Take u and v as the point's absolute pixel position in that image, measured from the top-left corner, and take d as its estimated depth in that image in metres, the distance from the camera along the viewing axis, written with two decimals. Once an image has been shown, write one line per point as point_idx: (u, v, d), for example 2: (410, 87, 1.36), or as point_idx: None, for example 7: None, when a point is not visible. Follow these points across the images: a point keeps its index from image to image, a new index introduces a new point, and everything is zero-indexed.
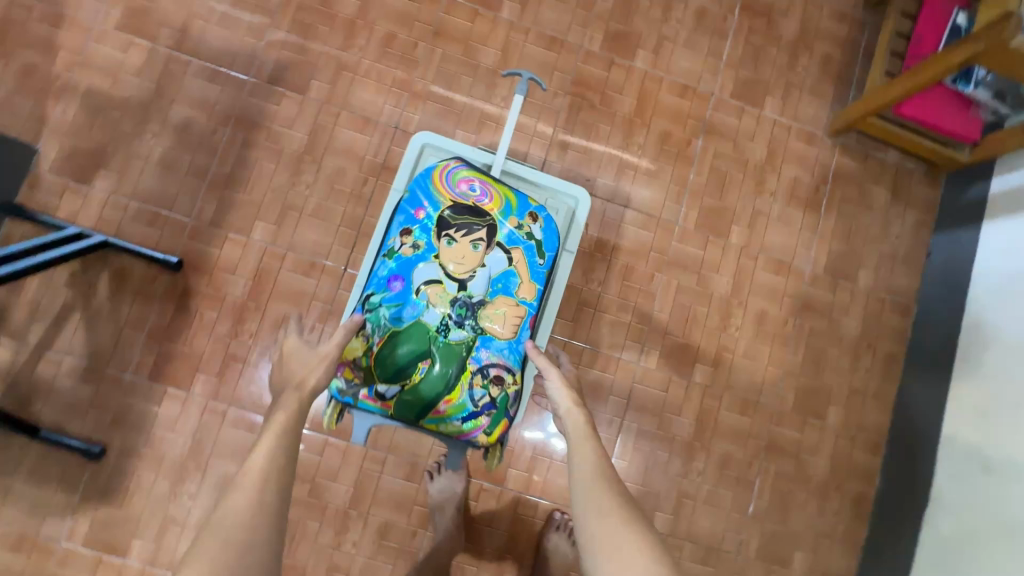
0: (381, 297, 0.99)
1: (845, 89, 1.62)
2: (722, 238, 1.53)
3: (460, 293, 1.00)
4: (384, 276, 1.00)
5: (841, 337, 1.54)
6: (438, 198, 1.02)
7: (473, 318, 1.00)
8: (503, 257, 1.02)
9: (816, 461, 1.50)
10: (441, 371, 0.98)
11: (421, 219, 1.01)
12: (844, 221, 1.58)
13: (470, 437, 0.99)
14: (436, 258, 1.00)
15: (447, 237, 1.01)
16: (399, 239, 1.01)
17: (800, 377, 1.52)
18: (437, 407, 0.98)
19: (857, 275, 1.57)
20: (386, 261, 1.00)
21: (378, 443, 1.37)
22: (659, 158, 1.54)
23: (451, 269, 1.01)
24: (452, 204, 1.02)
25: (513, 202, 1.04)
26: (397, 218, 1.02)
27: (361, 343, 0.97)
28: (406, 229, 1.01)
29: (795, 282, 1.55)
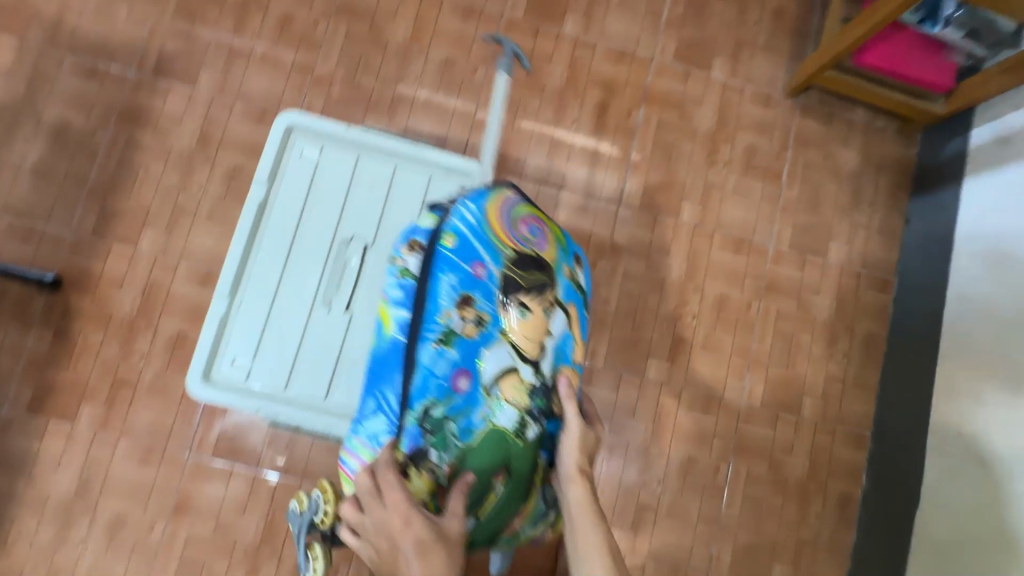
0: (444, 404, 0.79)
1: (802, 44, 1.45)
2: (670, 217, 1.37)
3: (536, 377, 0.83)
4: (445, 373, 0.80)
5: (813, 319, 1.38)
6: (499, 253, 0.85)
7: (554, 406, 0.84)
8: (566, 316, 0.88)
9: (792, 461, 1.33)
10: (517, 485, 0.81)
11: (482, 282, 0.83)
12: (809, 190, 1.42)
13: (539, 537, 0.88)
14: (504, 335, 0.83)
15: (518, 306, 0.84)
16: (454, 315, 0.81)
17: (769, 367, 1.35)
18: (513, 524, 0.83)
19: (827, 249, 1.40)
20: (445, 351, 0.80)
21: (291, 468, 1.22)
22: (596, 133, 1.38)
23: (521, 348, 0.83)
24: (516, 257, 0.85)
25: (563, 245, 0.92)
26: (445, 284, 0.81)
27: (426, 482, 0.76)
28: (460, 300, 0.81)
29: (758, 261, 1.38)
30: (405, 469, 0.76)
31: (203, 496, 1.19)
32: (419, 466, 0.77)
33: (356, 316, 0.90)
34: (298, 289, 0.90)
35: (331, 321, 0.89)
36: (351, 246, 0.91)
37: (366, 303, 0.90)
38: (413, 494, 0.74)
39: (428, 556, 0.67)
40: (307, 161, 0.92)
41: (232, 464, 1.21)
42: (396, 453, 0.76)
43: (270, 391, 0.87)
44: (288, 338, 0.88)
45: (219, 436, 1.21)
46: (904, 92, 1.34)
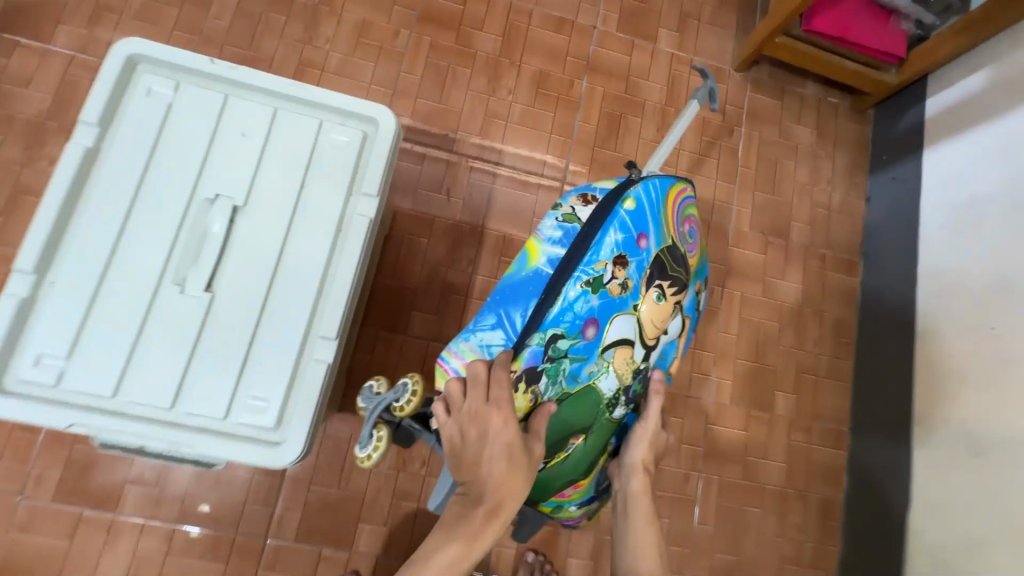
0: (569, 342, 0.73)
1: (749, 17, 1.38)
2: None
3: (641, 361, 0.79)
4: (582, 314, 0.73)
5: (779, 305, 1.25)
6: (662, 235, 0.79)
7: (641, 398, 0.80)
8: (682, 324, 0.83)
9: (768, 465, 1.17)
10: (589, 455, 0.77)
11: (641, 253, 0.76)
12: (766, 167, 1.31)
13: (569, 521, 0.84)
14: (637, 310, 0.76)
15: (657, 289, 0.78)
16: (609, 269, 0.74)
17: (736, 359, 1.21)
18: (565, 491, 0.79)
19: (789, 230, 1.30)
20: (590, 296, 0.73)
21: (163, 508, 0.96)
22: (536, 104, 1.23)
23: (644, 330, 0.78)
24: (674, 248, 0.80)
25: (702, 263, 0.88)
26: (615, 240, 0.74)
27: (528, 400, 0.70)
28: (621, 258, 0.75)
29: (718, 243, 1.25)
30: (518, 381, 0.70)
31: (40, 553, 0.92)
32: (528, 385, 0.70)
33: (217, 297, 0.69)
34: (137, 262, 0.68)
35: (182, 304, 0.68)
36: (213, 208, 0.71)
37: (232, 280, 0.70)
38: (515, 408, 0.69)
39: (515, 469, 0.60)
40: (153, 99, 0.72)
41: (82, 508, 0.94)
42: (515, 362, 0.70)
43: (87, 399, 0.64)
44: (120, 326, 0.66)
45: (65, 472, 0.95)
46: (858, 60, 1.25)
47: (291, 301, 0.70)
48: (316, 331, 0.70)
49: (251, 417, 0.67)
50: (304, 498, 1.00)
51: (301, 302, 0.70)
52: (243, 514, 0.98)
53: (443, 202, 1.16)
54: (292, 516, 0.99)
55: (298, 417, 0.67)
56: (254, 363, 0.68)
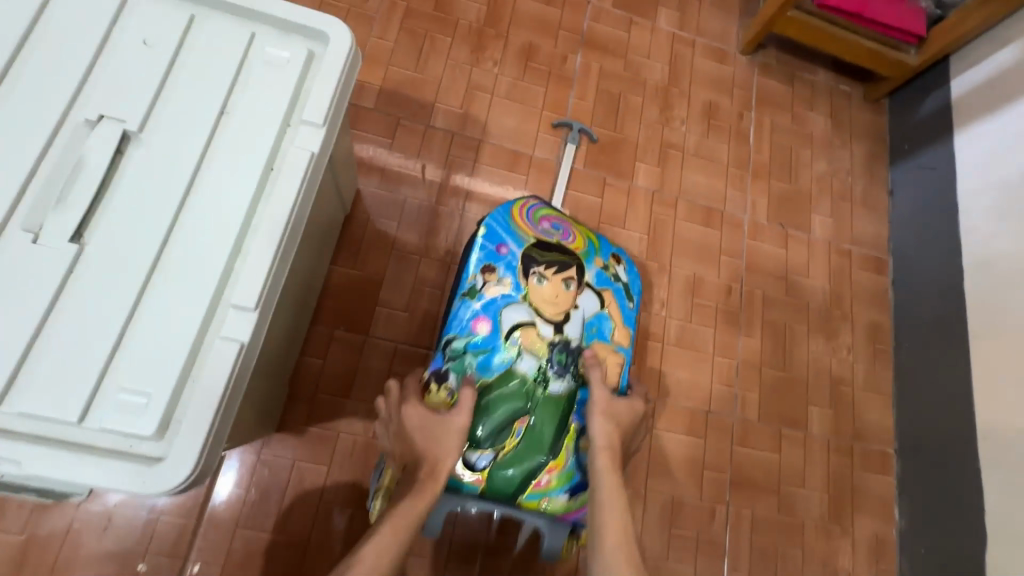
0: (464, 341, 0.69)
1: (752, 1, 1.28)
2: (624, 180, 1.07)
3: (556, 336, 0.71)
4: (466, 317, 0.70)
5: (805, 307, 1.09)
6: (519, 234, 0.75)
7: (575, 367, 0.70)
8: (592, 298, 0.74)
9: (807, 495, 0.98)
10: (545, 430, 0.68)
11: (504, 257, 0.73)
12: (780, 155, 1.18)
13: (580, 518, 0.69)
14: (525, 299, 0.71)
15: (537, 274, 0.72)
16: (478, 276, 0.71)
17: (761, 369, 1.03)
18: (538, 477, 0.67)
19: (809, 223, 1.15)
20: (469, 302, 0.70)
21: (30, 564, 0.72)
22: (525, 79, 1.09)
23: (543, 313, 0.71)
24: (539, 240, 0.75)
25: (596, 241, 0.79)
26: (473, 255, 0.73)
27: (444, 398, 0.67)
28: (487, 267, 0.72)
29: (733, 235, 1.10)
30: (426, 387, 0.67)
31: None
32: (438, 386, 0.67)
33: (88, 251, 0.49)
34: None
35: (35, 259, 0.48)
36: (94, 132, 0.52)
37: (112, 229, 0.50)
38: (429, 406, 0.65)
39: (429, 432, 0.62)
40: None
41: None
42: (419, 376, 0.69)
43: None
44: None
45: None
46: (875, 39, 1.15)
47: (195, 257, 0.51)
48: (228, 300, 0.50)
49: (120, 420, 0.45)
50: (227, 547, 0.76)
51: (208, 259, 0.51)
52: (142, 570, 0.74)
53: (417, 181, 0.98)
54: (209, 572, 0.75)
55: (191, 419, 0.46)
56: (133, 342, 0.48)
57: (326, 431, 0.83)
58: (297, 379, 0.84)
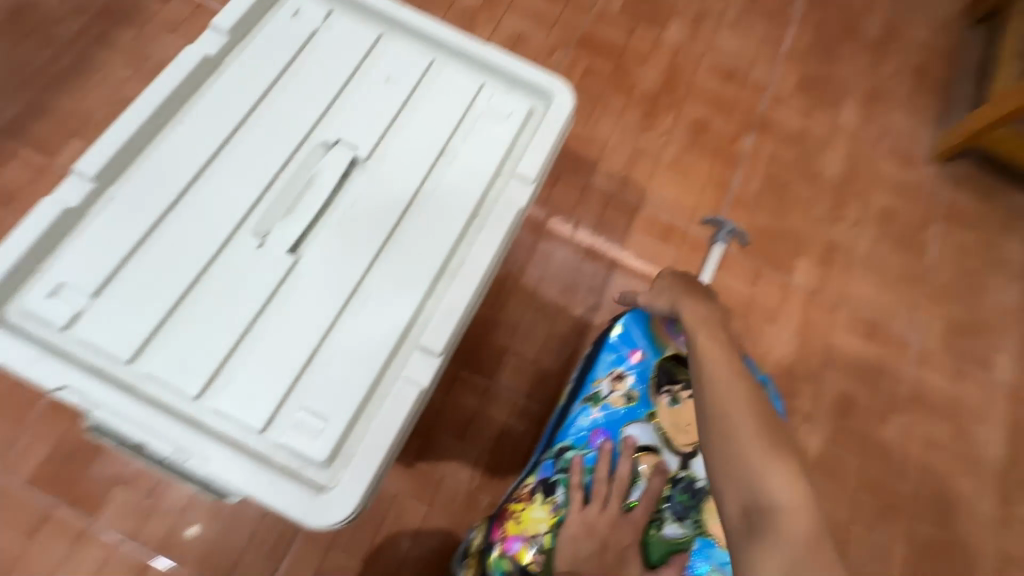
0: (579, 453, 0.63)
1: (949, 108, 1.18)
2: (780, 274, 1.00)
3: (681, 470, 0.64)
4: (584, 426, 0.65)
5: (975, 460, 0.93)
6: (659, 342, 0.68)
7: (697, 512, 0.63)
8: None
9: None
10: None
11: (637, 365, 0.67)
12: (963, 280, 1.05)
13: None
14: (653, 419, 0.66)
15: (670, 393, 0.66)
16: (606, 382, 0.67)
17: (913, 522, 0.88)
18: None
19: (991, 362, 1.00)
20: (590, 409, 0.65)
21: (147, 531, 0.75)
22: (691, 152, 1.06)
23: (672, 439, 0.65)
24: (679, 351, 0.68)
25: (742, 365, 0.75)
26: (604, 356, 0.68)
27: (548, 513, 0.61)
28: (617, 373, 0.67)
29: (896, 358, 0.97)
30: (531, 494, 0.62)
31: None
32: (544, 497, 0.61)
33: (301, 264, 0.51)
34: (219, 199, 0.52)
35: (259, 264, 0.50)
36: (329, 155, 0.55)
37: (325, 248, 0.52)
38: (527, 522, 0.60)
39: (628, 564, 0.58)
40: (299, 24, 0.59)
41: (56, 503, 0.74)
42: (526, 478, 0.64)
43: (100, 361, 0.46)
44: (172, 276, 0.49)
45: (51, 454, 0.76)
46: None
47: (392, 290, 0.51)
48: (414, 339, 0.50)
49: (297, 440, 0.45)
50: (317, 564, 0.76)
51: (405, 295, 0.51)
52: (238, 564, 0.75)
53: (568, 237, 0.97)
54: None
55: (361, 456, 0.45)
56: (323, 363, 0.48)
57: (433, 471, 0.81)
58: None
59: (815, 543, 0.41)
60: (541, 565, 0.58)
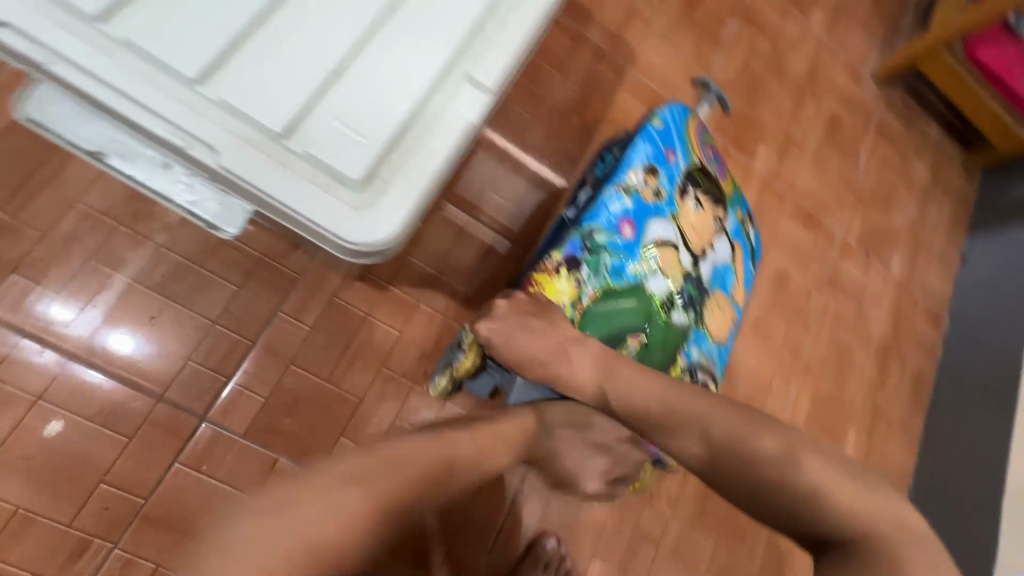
0: (607, 237, 0.64)
1: (894, 36, 1.28)
2: (745, 157, 1.05)
3: (691, 268, 0.68)
4: (615, 212, 0.65)
5: (868, 336, 1.10)
6: (689, 150, 0.71)
7: (699, 307, 0.68)
8: (727, 248, 0.72)
9: None
10: (654, 356, 0.64)
11: (669, 164, 0.69)
12: (882, 188, 1.19)
13: None
14: (675, 218, 0.68)
15: (693, 198, 0.70)
16: (640, 174, 0.67)
17: (819, 380, 1.03)
18: None
19: (890, 260, 1.16)
20: (622, 197, 0.65)
21: (58, 331, 0.62)
22: (681, 24, 1.05)
23: (688, 237, 0.68)
24: (702, 165, 0.72)
25: (741, 194, 0.78)
26: (643, 146, 0.67)
27: (571, 286, 0.62)
28: (650, 168, 0.67)
29: (824, 246, 1.09)
30: (557, 268, 0.62)
31: None
32: (571, 271, 0.62)
33: None
34: None
35: None
36: None
37: None
38: (552, 292, 0.61)
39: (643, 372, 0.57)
40: None
41: None
42: (554, 251, 0.63)
43: (50, 9, 0.34)
44: None
45: None
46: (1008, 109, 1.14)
47: (439, 11, 0.43)
48: (462, 74, 0.43)
49: (329, 151, 0.38)
50: (278, 380, 0.69)
51: (455, 19, 0.43)
52: (182, 374, 0.66)
53: (558, 82, 0.92)
54: (251, 401, 0.68)
55: (406, 180, 0.40)
56: (356, 74, 0.40)
57: (407, 296, 0.77)
58: None
59: (866, 532, 0.47)
60: None
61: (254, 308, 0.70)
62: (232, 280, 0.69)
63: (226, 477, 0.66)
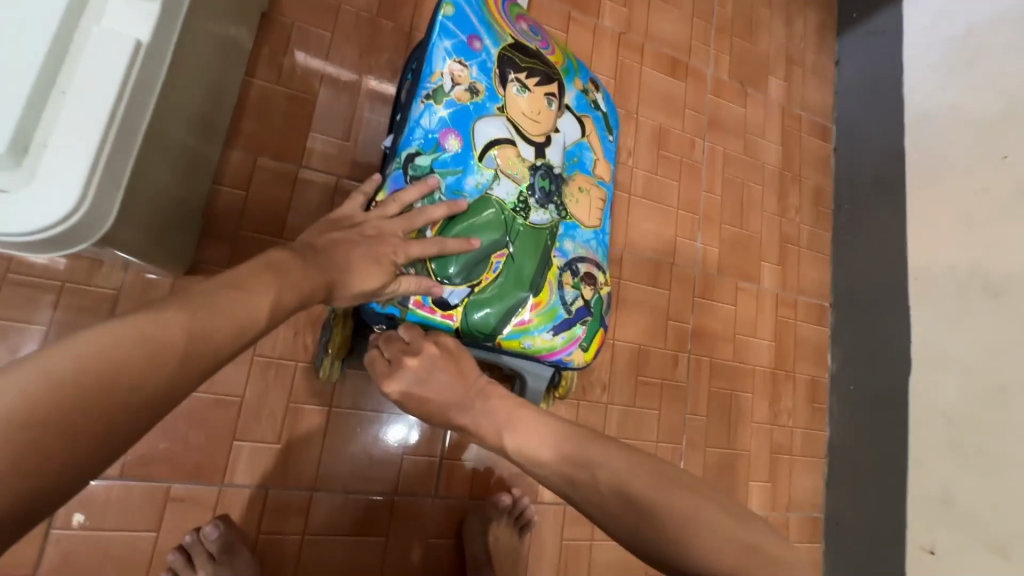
0: (431, 157, 0.56)
1: None
2: (589, 15, 0.96)
3: (538, 160, 0.60)
4: (431, 126, 0.57)
5: (760, 167, 1.08)
6: (495, 29, 0.60)
7: (559, 200, 0.61)
8: (575, 124, 0.64)
9: (758, 345, 1.02)
10: (525, 266, 0.58)
11: (477, 54, 0.59)
12: (742, 10, 1.13)
13: (562, 359, 0.60)
14: (502, 111, 0.59)
15: (516, 82, 0.60)
16: (445, 75, 0.57)
17: (722, 226, 1.02)
18: (519, 314, 0.57)
19: (767, 85, 1.13)
20: (434, 107, 0.57)
21: None
22: None
23: (524, 129, 0.60)
24: (517, 41, 0.62)
25: (577, 60, 0.68)
26: (440, 44, 0.58)
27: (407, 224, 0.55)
28: (456, 64, 0.58)
29: (696, 89, 1.04)
30: None
31: None
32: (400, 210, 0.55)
33: None
34: None
35: None
36: None
37: None
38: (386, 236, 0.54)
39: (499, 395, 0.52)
40: None
41: None
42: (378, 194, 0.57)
43: None
44: None
45: None
46: None
47: None
48: None
49: None
50: None
51: None
52: None
53: None
54: None
55: (72, 131, 0.31)
56: None
57: None
58: (213, 211, 0.69)
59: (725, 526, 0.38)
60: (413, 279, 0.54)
61: None
62: (40, 318, 0.61)
63: (121, 521, 0.61)
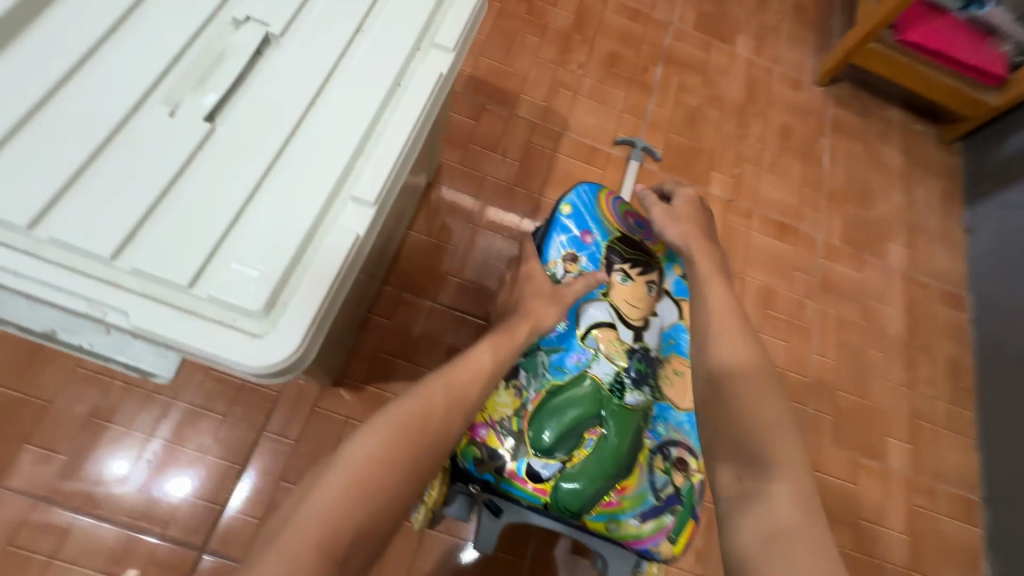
0: None
1: (828, 38, 1.31)
2: (699, 186, 1.07)
3: (635, 342, 0.66)
4: None
5: (881, 334, 1.04)
6: (605, 225, 0.72)
7: (654, 381, 0.65)
8: (674, 308, 0.70)
9: (885, 533, 0.90)
10: (617, 447, 0.60)
11: (588, 246, 0.70)
12: (855, 182, 1.17)
13: (648, 548, 0.60)
14: (606, 296, 0.68)
15: (620, 271, 0.69)
16: (559, 264, 0.68)
17: (837, 393, 0.97)
18: (607, 496, 0.59)
19: (885, 252, 1.12)
20: None
21: (68, 489, 0.69)
22: (607, 82, 1.12)
23: (624, 312, 0.67)
24: (624, 235, 0.72)
25: None
26: (557, 237, 0.70)
27: (512, 396, 0.61)
28: (569, 254, 0.69)
29: (806, 253, 1.07)
30: None
31: None
32: (507, 380, 0.62)
33: (218, 133, 0.49)
34: (118, 74, 0.48)
35: (170, 129, 0.48)
36: (239, 32, 0.53)
37: (244, 114, 0.50)
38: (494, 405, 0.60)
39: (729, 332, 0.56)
40: None
41: None
42: None
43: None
44: (70, 145, 0.45)
45: None
46: (959, 78, 1.13)
47: (322, 147, 0.50)
48: (345, 192, 0.49)
49: (227, 291, 0.43)
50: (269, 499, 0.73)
51: (334, 148, 0.50)
52: (176, 510, 0.71)
53: (497, 162, 0.99)
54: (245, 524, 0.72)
55: (301, 300, 0.44)
56: (251, 218, 0.46)
57: (383, 392, 0.81)
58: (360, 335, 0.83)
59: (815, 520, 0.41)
60: (510, 447, 0.59)
61: (241, 432, 0.76)
62: (218, 410, 0.76)
63: None
